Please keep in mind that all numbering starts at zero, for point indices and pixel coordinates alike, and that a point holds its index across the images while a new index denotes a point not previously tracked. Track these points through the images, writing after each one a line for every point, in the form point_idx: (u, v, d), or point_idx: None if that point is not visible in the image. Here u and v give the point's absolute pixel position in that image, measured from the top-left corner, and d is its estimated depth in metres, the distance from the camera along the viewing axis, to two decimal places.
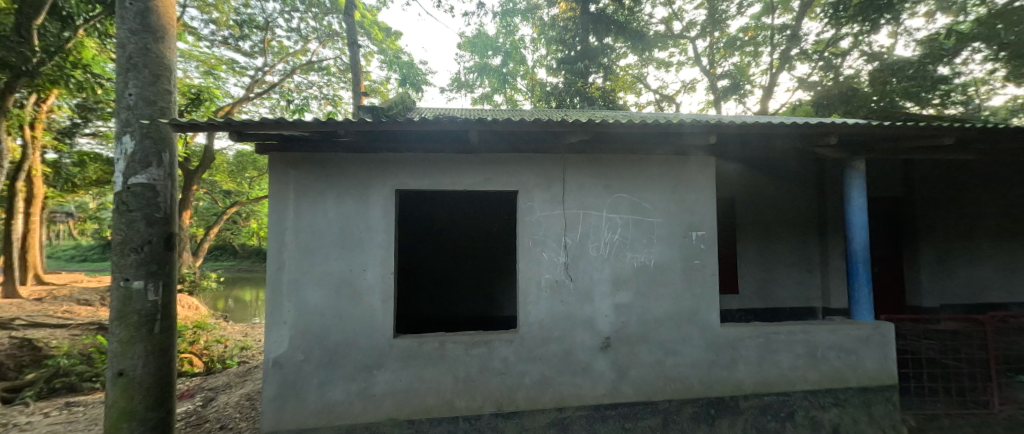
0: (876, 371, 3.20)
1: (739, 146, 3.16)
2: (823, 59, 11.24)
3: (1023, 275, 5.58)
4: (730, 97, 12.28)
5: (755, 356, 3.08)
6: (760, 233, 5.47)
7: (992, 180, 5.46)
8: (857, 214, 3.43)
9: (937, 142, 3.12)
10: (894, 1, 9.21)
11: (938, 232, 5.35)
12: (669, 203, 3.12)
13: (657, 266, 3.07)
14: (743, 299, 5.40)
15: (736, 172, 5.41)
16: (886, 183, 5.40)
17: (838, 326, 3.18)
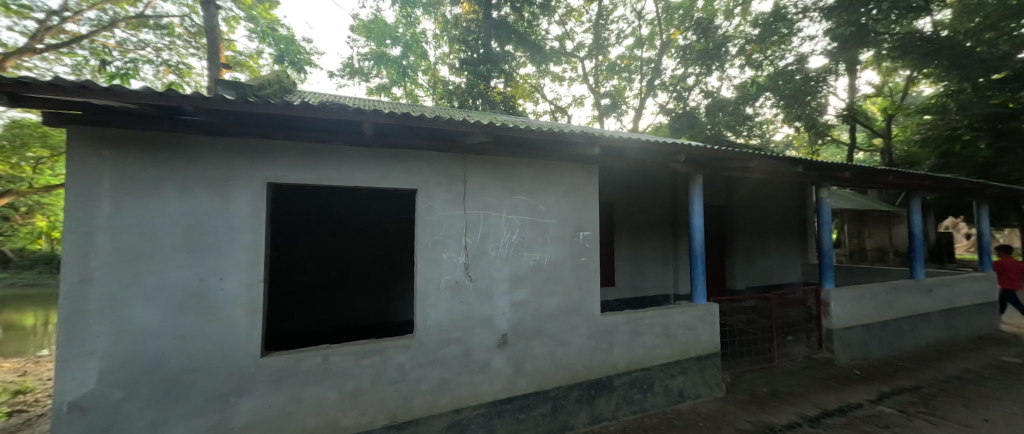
0: (708, 342, 4.06)
1: (617, 157, 3.63)
2: (677, 92, 13.67)
3: (791, 262, 7.81)
4: (611, 115, 14.05)
5: (627, 339, 3.59)
6: (631, 233, 6.40)
7: (774, 194, 7.52)
8: (698, 218, 4.29)
9: (746, 164, 4.13)
10: (722, 53, 11.89)
11: (746, 232, 7.09)
12: (561, 206, 3.41)
13: (550, 264, 3.31)
14: (618, 290, 6.24)
15: (614, 180, 6.22)
16: (715, 194, 6.92)
17: (684, 308, 3.93)
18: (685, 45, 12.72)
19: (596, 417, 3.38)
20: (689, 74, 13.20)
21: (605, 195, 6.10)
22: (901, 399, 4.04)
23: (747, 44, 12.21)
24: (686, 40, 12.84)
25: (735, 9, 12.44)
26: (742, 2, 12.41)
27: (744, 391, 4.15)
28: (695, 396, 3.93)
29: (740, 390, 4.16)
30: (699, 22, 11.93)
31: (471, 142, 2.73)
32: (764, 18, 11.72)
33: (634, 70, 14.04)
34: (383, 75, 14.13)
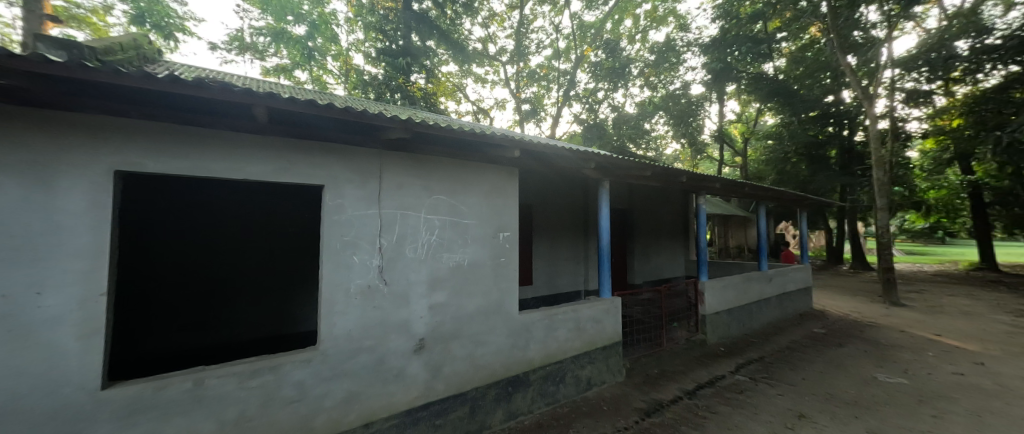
0: (612, 332, 4.49)
1: (535, 161, 3.78)
2: (589, 104, 14.80)
3: (677, 259, 9.10)
4: (530, 120, 14.63)
5: (542, 335, 3.76)
6: (547, 234, 6.74)
7: (665, 200, 8.69)
8: (604, 220, 4.70)
9: (643, 173, 4.68)
10: (625, 73, 13.33)
11: (643, 233, 8.05)
12: (481, 206, 3.41)
13: (471, 265, 3.30)
14: (535, 289, 6.51)
15: (532, 183, 6.48)
16: (619, 198, 7.70)
17: (592, 303, 4.28)
18: (595, 62, 13.83)
19: (513, 413, 3.47)
20: (599, 89, 14.40)
21: (523, 197, 6.32)
22: (752, 368, 5.00)
23: (645, 68, 13.92)
24: (596, 57, 14.04)
25: (636, 35, 14.07)
26: (642, 30, 14.10)
27: (640, 374, 4.68)
28: (601, 382, 4.30)
29: (638, 373, 4.68)
30: (608, 42, 13.17)
31: (387, 137, 2.57)
32: (658, 47, 13.67)
33: (552, 79, 14.90)
34: (283, 55, 12.47)
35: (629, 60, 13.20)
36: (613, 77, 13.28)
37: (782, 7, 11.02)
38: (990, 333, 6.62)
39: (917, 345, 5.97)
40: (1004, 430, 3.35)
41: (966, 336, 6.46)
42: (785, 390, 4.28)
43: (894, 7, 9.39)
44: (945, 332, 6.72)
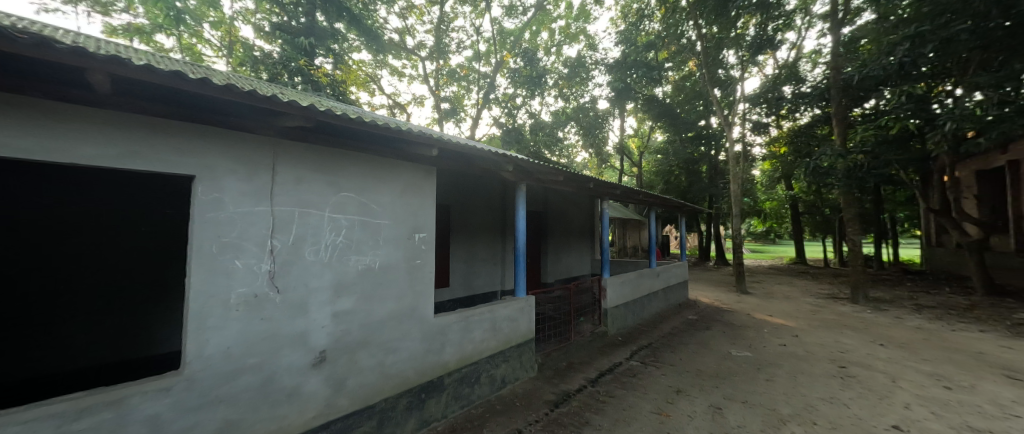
0: (526, 330, 4.66)
1: (453, 161, 3.71)
2: (508, 108, 15.18)
3: (584, 258, 9.91)
4: (450, 119, 14.41)
5: (458, 336, 3.71)
6: (465, 235, 6.71)
7: (574, 204, 9.39)
8: (520, 222, 4.84)
9: (556, 178, 4.96)
10: (541, 82, 14.06)
11: (555, 234, 8.57)
12: (396, 206, 3.21)
13: (382, 268, 3.08)
14: (452, 291, 6.42)
15: (450, 183, 6.37)
16: (534, 201, 8.06)
17: (508, 302, 4.37)
18: (514, 68, 14.27)
19: (425, 421, 3.34)
20: (518, 95, 14.88)
21: (441, 197, 6.17)
22: (643, 354, 5.70)
23: (559, 80, 14.93)
24: (515, 64, 14.51)
25: (552, 47, 14.99)
26: (557, 44, 15.07)
27: (551, 368, 4.95)
28: (515, 379, 4.43)
29: (548, 367, 4.94)
30: (525, 51, 13.75)
31: (283, 124, 2.25)
32: (570, 62, 14.78)
33: (472, 81, 14.95)
34: (139, 12, 10.06)
35: (545, 71, 13.96)
36: (530, 84, 13.90)
37: (670, 40, 12.87)
38: (801, 312, 8.71)
39: (757, 324, 7.53)
40: (809, 385, 4.42)
41: (787, 315, 8.38)
42: (668, 370, 4.97)
43: (745, 53, 11.77)
44: (775, 313, 8.62)
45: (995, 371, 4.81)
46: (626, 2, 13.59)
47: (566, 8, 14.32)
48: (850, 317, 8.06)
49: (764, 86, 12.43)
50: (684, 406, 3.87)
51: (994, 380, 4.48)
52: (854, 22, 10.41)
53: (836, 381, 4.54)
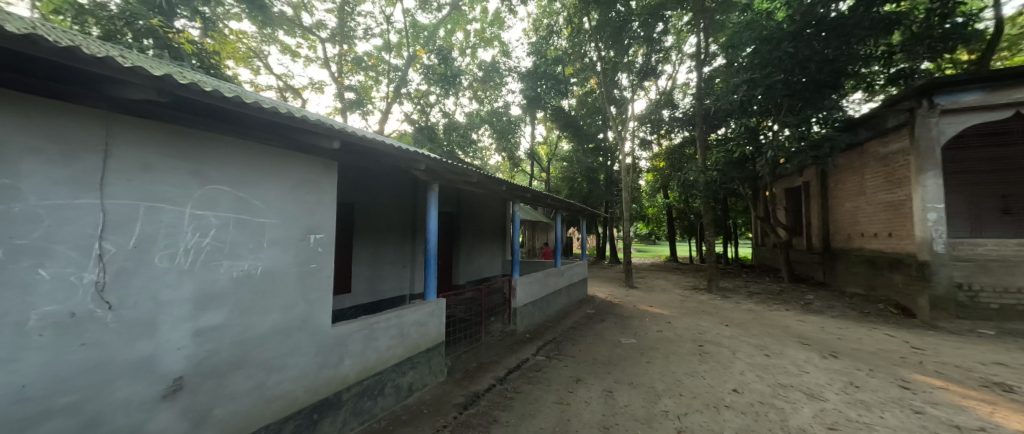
0: (436, 334, 4.53)
1: (357, 156, 3.38)
2: (420, 105, 14.64)
3: (496, 259, 10.13)
4: (355, 111, 13.23)
5: (359, 347, 3.39)
6: (371, 236, 6.24)
7: (487, 207, 9.56)
8: (432, 222, 4.68)
9: (469, 179, 4.95)
10: (455, 82, 13.90)
11: (467, 236, 8.57)
12: (285, 202, 2.76)
13: (266, 274, 2.60)
14: (353, 297, 5.89)
15: (354, 180, 5.85)
16: (447, 202, 7.96)
17: (417, 307, 4.18)
18: (427, 65, 13.85)
19: None
20: (431, 92, 14.47)
21: (343, 195, 5.63)
22: (549, 348, 6.06)
23: (474, 82, 15.04)
24: (428, 61, 14.11)
25: (467, 49, 15.01)
26: (472, 46, 15.15)
27: (460, 370, 4.90)
28: (423, 385, 4.26)
29: (458, 370, 4.88)
30: (439, 49, 13.49)
31: (122, 94, 1.74)
32: (485, 65, 14.99)
33: (381, 72, 14.06)
34: None
35: (460, 71, 13.85)
36: (444, 83, 13.64)
37: (575, 57, 14.07)
38: (673, 302, 10.34)
39: (641, 314, 8.68)
40: (678, 363, 5.26)
41: (663, 305, 9.85)
42: (569, 362, 5.37)
43: (635, 78, 13.52)
44: (654, 304, 10.06)
45: (795, 339, 6.41)
46: (538, 16, 14.37)
47: (482, 12, 14.50)
48: (707, 304, 9.87)
49: (649, 108, 14.75)
50: (582, 394, 4.22)
51: (794, 346, 5.98)
52: (712, 64, 12.86)
53: (697, 357, 5.50)
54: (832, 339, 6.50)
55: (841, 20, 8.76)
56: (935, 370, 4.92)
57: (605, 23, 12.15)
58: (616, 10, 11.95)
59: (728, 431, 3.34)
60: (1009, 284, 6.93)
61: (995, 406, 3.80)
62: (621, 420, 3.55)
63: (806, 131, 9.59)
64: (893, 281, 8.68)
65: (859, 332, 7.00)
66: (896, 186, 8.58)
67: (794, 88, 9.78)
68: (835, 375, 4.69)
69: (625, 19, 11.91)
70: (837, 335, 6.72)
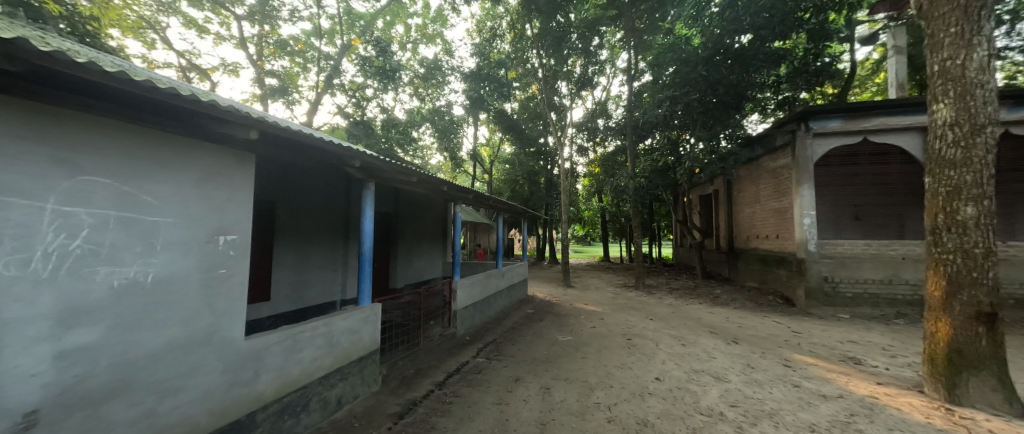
0: (370, 341, 4.25)
1: (278, 150, 3.03)
2: (355, 98, 13.72)
3: (436, 262, 9.89)
4: (279, 99, 11.95)
5: (278, 361, 3.01)
6: (296, 238, 5.70)
7: (427, 207, 9.30)
8: (367, 223, 4.40)
9: (408, 179, 4.75)
10: (394, 76, 13.30)
11: (406, 238, 8.25)
12: (187, 198, 2.35)
13: (158, 283, 2.16)
14: (273, 304, 5.32)
15: (276, 176, 5.30)
16: (383, 202, 7.59)
17: (349, 313, 3.88)
18: (364, 56, 13.04)
19: None
20: (368, 85, 13.68)
21: (261, 192, 5.05)
22: (488, 350, 6.06)
23: (415, 78, 14.55)
24: (365, 52, 13.32)
25: (407, 44, 14.47)
26: (412, 41, 14.65)
27: (396, 377, 4.68)
28: (353, 397, 3.97)
29: (393, 377, 4.66)
30: (377, 40, 12.80)
31: None
32: (426, 62, 14.58)
33: (310, 59, 12.92)
34: None
35: (399, 66, 13.27)
36: (382, 76, 12.95)
37: (517, 62, 14.41)
38: (605, 299, 11.04)
39: (576, 312, 9.13)
40: (609, 356, 5.61)
41: (596, 302, 10.47)
42: (509, 362, 5.43)
43: (574, 87, 14.20)
44: (589, 301, 10.65)
45: (706, 329, 7.24)
46: (481, 18, 14.53)
47: (423, 7, 14.07)
48: (634, 300, 10.71)
49: (585, 116, 15.68)
50: (521, 393, 4.28)
51: (705, 335, 6.74)
52: (640, 79, 14.01)
53: (625, 350, 5.92)
54: (734, 327, 7.47)
55: (744, 49, 10.29)
56: (809, 349, 5.91)
57: (546, 32, 12.61)
58: (557, 20, 12.47)
59: (651, 416, 3.64)
60: (859, 276, 8.59)
61: (850, 376, 4.67)
62: (557, 415, 3.67)
63: (717, 145, 10.90)
64: (779, 276, 10.26)
65: (755, 320, 8.14)
66: (782, 195, 10.15)
67: (707, 106, 11.07)
68: (737, 358, 5.39)
69: (565, 29, 12.48)
70: (738, 324, 7.73)
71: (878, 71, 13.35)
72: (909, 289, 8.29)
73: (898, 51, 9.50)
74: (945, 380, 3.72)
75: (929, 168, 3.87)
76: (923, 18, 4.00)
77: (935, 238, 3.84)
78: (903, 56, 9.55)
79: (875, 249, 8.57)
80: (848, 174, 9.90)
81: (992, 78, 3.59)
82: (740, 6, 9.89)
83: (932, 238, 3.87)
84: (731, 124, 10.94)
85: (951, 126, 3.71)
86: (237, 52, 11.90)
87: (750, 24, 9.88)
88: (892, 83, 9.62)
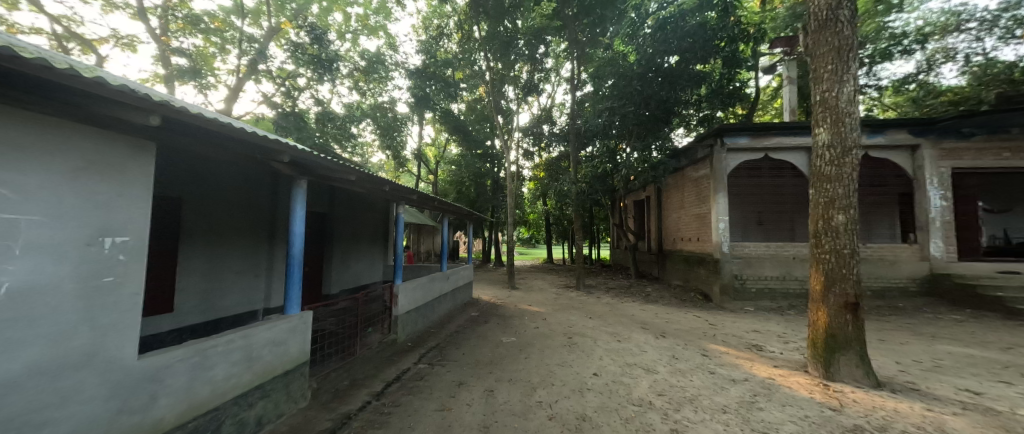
0: (297, 353, 3.81)
1: (189, 140, 2.60)
2: (285, 87, 12.53)
3: (376, 265, 9.40)
4: (189, 81, 10.46)
5: (183, 381, 2.49)
6: (208, 240, 5.03)
7: (365, 208, 8.81)
8: (298, 224, 4.01)
9: (346, 177, 4.41)
10: (332, 67, 12.41)
11: (342, 240, 7.73)
12: (61, 189, 1.89)
13: (16, 298, 1.69)
14: (176, 316, 4.63)
15: (182, 169, 4.64)
16: (316, 201, 7.03)
17: (273, 323, 3.41)
18: (296, 42, 11.97)
19: None
20: (301, 74, 12.59)
21: (162, 187, 4.38)
22: (431, 355, 5.89)
23: (355, 71, 13.74)
24: (297, 37, 12.22)
25: (347, 33, 13.62)
26: (352, 31, 13.82)
27: (329, 390, 4.33)
28: (277, 417, 3.50)
29: (326, 389, 4.30)
30: (311, 26, 11.83)
31: None
32: (368, 54, 13.84)
33: (229, 40, 11.53)
34: None
35: (337, 56, 12.42)
36: (317, 66, 12.01)
37: (465, 63, 14.26)
38: (548, 299, 11.38)
39: (520, 313, 9.28)
40: (551, 355, 5.78)
41: (540, 303, 10.75)
42: (452, 367, 5.33)
43: (520, 92, 14.49)
44: (533, 302, 10.90)
45: (638, 325, 7.81)
46: (428, 15, 14.20)
47: None
48: (575, 300, 11.19)
49: (531, 121, 16.09)
50: (464, 397, 4.23)
51: (637, 330, 7.27)
52: (582, 89, 14.76)
53: (566, 349, 6.15)
54: (662, 322, 8.16)
55: (672, 69, 11.43)
56: (722, 339, 6.66)
57: (493, 36, 12.76)
58: (504, 25, 12.71)
59: (589, 410, 3.81)
60: (761, 273, 9.91)
61: (754, 361, 5.35)
62: (500, 417, 3.69)
63: (649, 155, 11.81)
64: (699, 274, 11.43)
65: (679, 315, 8.98)
66: (702, 202, 11.33)
67: (641, 118, 12.01)
68: (664, 351, 5.89)
69: (512, 35, 12.72)
70: (665, 319, 8.46)
71: (776, 97, 15.62)
72: (799, 284, 9.74)
73: (791, 82, 11.16)
74: (824, 360, 4.41)
75: (811, 181, 4.56)
76: (809, 55, 4.72)
77: (816, 240, 4.54)
78: (795, 85, 11.22)
79: (774, 250, 9.96)
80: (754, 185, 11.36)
81: (856, 110, 4.38)
82: (669, 30, 11.01)
83: (814, 240, 4.54)
84: (661, 136, 11.91)
85: (828, 147, 4.43)
86: (135, 22, 10.21)
87: (677, 46, 11.06)
88: (787, 108, 11.26)
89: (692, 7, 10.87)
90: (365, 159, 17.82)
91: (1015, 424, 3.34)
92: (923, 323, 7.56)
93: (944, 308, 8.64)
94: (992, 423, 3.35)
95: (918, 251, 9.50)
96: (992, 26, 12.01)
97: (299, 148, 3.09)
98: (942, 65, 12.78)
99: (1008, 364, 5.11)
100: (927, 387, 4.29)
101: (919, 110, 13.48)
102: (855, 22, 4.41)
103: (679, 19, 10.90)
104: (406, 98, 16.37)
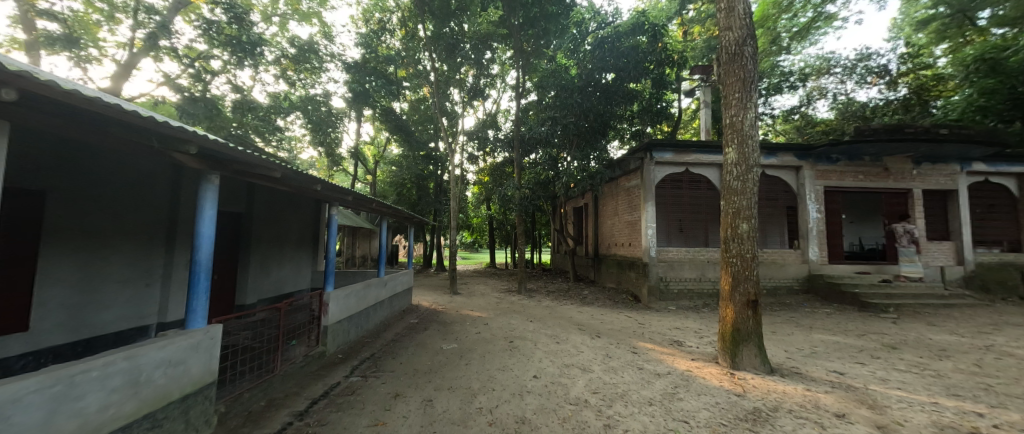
0: (198, 374, 3.17)
1: (57, 118, 2.05)
2: (194, 69, 10.87)
3: (302, 270, 8.58)
4: (61, 51, 8.68)
5: (38, 418, 1.82)
6: (80, 243, 4.15)
7: (290, 207, 8.02)
8: (205, 226, 3.45)
9: (270, 175, 3.92)
10: (255, 51, 11.17)
11: (261, 244, 6.94)
12: None
13: None
14: (35, 337, 3.76)
15: (46, 152, 3.81)
16: (233, 199, 6.26)
17: (168, 340, 2.81)
18: (209, 19, 10.53)
19: None
20: (214, 56, 11.18)
21: (15, 177, 3.55)
22: (362, 367, 5.50)
23: (282, 58, 12.55)
24: (211, 13, 10.78)
25: (274, 17, 12.39)
26: (281, 15, 12.64)
27: (240, 413, 3.78)
28: None
29: (237, 412, 3.74)
30: (230, 3, 10.53)
31: None
32: (299, 42, 12.72)
33: (120, 7, 9.79)
34: None
35: (262, 40, 11.21)
36: (235, 49, 10.72)
37: (409, 61, 13.83)
38: (491, 304, 11.36)
39: (461, 319, 9.13)
40: (492, 361, 5.75)
41: (482, 308, 10.69)
42: (387, 378, 5.03)
43: (466, 95, 14.40)
44: (474, 307, 10.80)
45: (575, 327, 8.14)
46: (368, 7, 13.45)
47: None
48: (517, 304, 11.31)
49: (477, 126, 16.10)
50: (400, 409, 4.01)
51: (574, 332, 7.58)
52: (526, 97, 15.16)
53: (507, 353, 6.19)
54: (597, 323, 8.60)
55: (609, 85, 12.37)
56: (649, 337, 7.24)
57: (439, 36, 12.65)
58: (450, 27, 12.69)
59: (528, 412, 3.86)
60: (683, 276, 10.98)
61: (675, 356, 5.88)
62: (438, 427, 3.56)
63: (587, 165, 12.31)
64: (629, 277, 12.27)
65: (612, 316, 9.55)
66: (633, 210, 12.24)
67: (581, 129, 12.80)
68: (598, 351, 6.20)
69: (456, 38, 12.73)
70: (599, 320, 8.93)
71: (695, 118, 17.64)
72: (712, 284, 10.98)
73: (707, 105, 12.60)
74: (730, 351, 5.01)
75: (722, 193, 5.15)
76: (721, 83, 5.37)
77: (726, 246, 5.13)
78: (708, 109, 12.64)
79: (693, 254, 11.11)
80: (691, 198, 11.89)
81: (756, 134, 5.07)
82: (606, 49, 11.98)
83: (724, 245, 5.14)
84: (598, 148, 12.76)
85: (735, 165, 5.07)
86: None
87: (612, 65, 12.01)
88: (704, 127, 12.70)
89: (626, 30, 11.89)
90: (294, 153, 16.34)
91: (868, 396, 4.11)
92: (804, 317, 8.97)
93: (818, 303, 10.36)
94: (853, 397, 4.08)
95: (800, 255, 11.29)
96: (852, 72, 14.80)
97: (209, 137, 2.63)
98: (817, 101, 15.59)
99: (863, 348, 6.28)
100: (807, 371, 5.09)
101: (801, 136, 15.93)
102: (755, 58, 5.12)
103: (615, 39, 11.93)
104: (342, 93, 15.35)
